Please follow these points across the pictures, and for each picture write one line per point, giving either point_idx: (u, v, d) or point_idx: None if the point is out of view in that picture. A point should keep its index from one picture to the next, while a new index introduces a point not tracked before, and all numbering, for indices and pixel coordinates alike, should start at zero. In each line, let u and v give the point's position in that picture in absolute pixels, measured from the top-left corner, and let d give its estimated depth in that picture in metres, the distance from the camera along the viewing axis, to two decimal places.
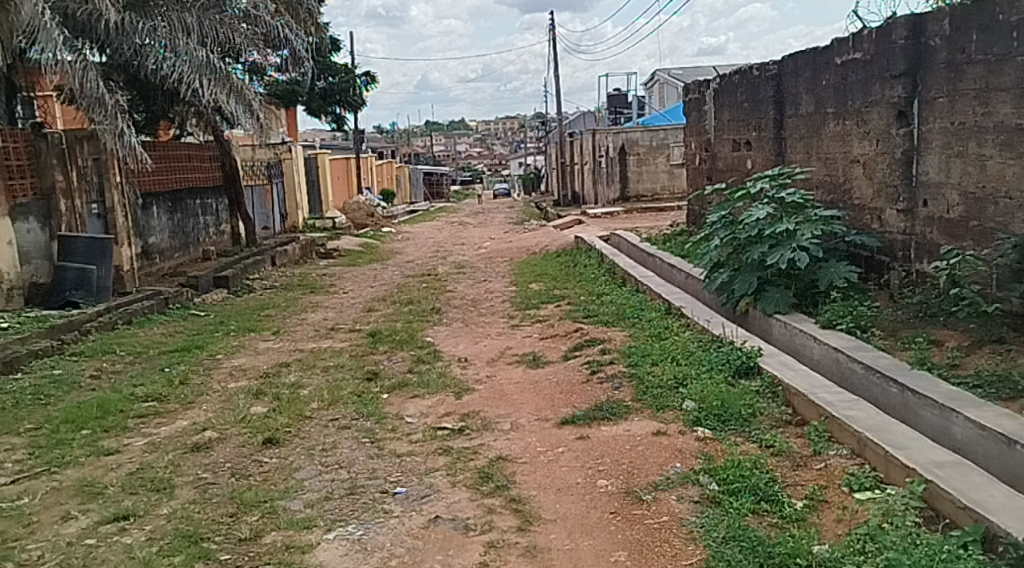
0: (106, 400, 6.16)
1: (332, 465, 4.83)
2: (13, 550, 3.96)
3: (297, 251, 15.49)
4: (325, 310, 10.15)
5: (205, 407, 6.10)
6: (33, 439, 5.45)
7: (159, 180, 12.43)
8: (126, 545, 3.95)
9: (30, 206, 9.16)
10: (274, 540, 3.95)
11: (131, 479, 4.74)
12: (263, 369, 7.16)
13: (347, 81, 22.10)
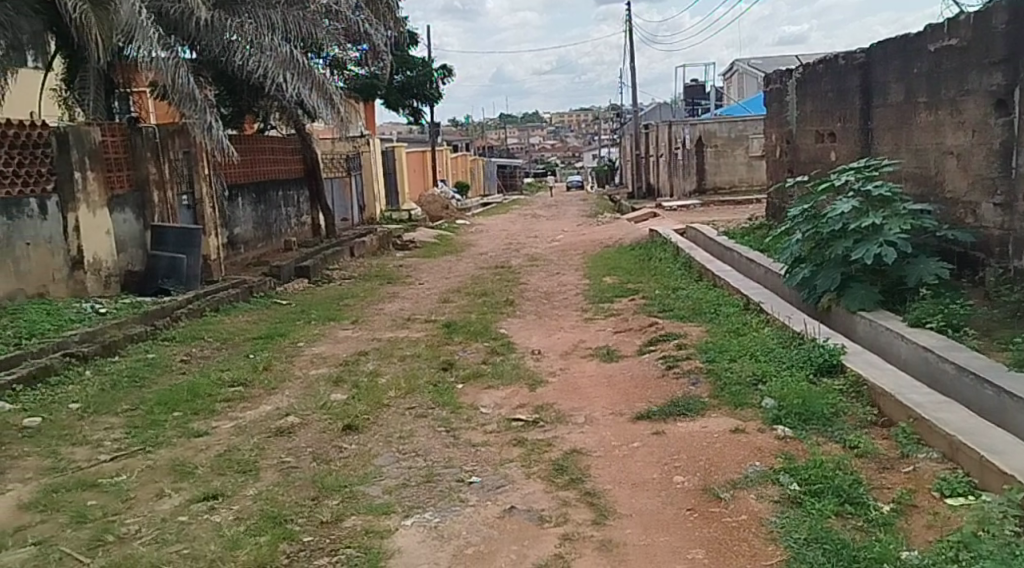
0: (196, 384, 6.41)
1: (409, 453, 4.93)
2: (112, 524, 4.15)
3: (374, 243, 15.77)
4: (401, 301, 10.32)
5: (288, 393, 6.29)
6: (129, 419, 5.71)
7: (244, 172, 12.80)
8: (215, 524, 4.11)
9: (126, 197, 9.52)
10: (354, 524, 4.06)
11: (219, 461, 4.92)
12: (342, 357, 7.33)
13: (424, 74, 22.35)
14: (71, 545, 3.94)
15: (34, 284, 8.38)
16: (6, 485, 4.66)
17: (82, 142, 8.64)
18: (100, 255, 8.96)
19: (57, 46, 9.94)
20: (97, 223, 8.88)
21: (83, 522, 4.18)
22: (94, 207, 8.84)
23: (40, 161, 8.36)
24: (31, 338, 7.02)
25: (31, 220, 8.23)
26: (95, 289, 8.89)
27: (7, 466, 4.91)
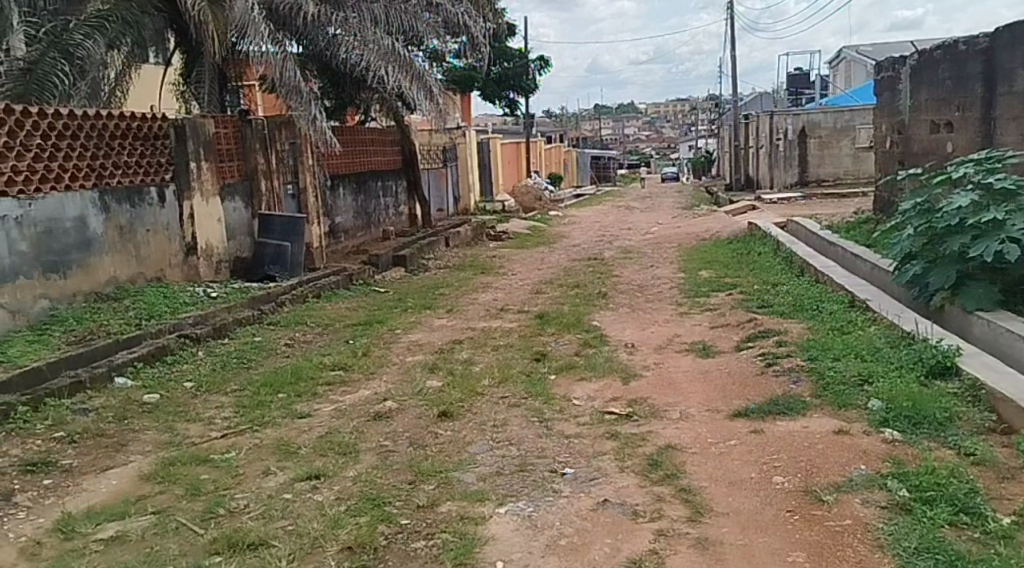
0: (299, 367, 6.63)
1: (503, 442, 4.98)
2: (223, 498, 4.34)
3: (469, 233, 15.94)
4: (495, 291, 10.40)
5: (385, 378, 6.44)
6: (238, 398, 5.95)
7: (346, 162, 13.12)
8: (318, 503, 4.25)
9: (236, 187, 9.91)
10: (449, 509, 4.13)
11: (321, 442, 5.08)
12: (437, 345, 7.45)
13: (521, 65, 22.44)
14: (186, 516, 4.14)
15: (153, 268, 8.56)
16: (127, 456, 4.92)
17: (197, 133, 9.03)
18: (212, 242, 9.34)
19: (177, 42, 10.42)
20: (209, 211, 9.27)
21: (196, 495, 4.38)
22: (207, 196, 9.23)
23: (160, 152, 8.66)
24: (149, 319, 7.39)
25: (152, 208, 8.48)
26: (207, 274, 9.28)
27: (127, 439, 5.19)
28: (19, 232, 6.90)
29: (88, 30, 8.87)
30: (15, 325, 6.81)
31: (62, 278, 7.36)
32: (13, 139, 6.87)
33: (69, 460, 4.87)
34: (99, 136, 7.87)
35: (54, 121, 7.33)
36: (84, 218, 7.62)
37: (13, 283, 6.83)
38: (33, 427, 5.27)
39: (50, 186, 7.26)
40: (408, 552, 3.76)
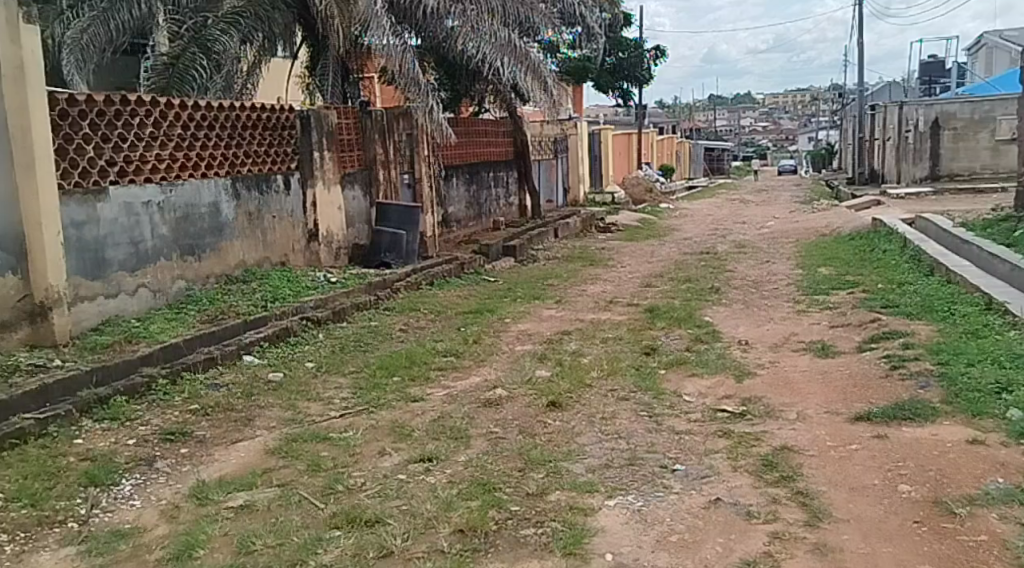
0: (413, 352, 6.79)
1: (612, 435, 4.97)
2: (342, 475, 4.49)
3: (578, 225, 15.92)
4: (605, 283, 10.34)
5: (495, 366, 6.52)
6: (355, 380, 6.14)
7: (460, 153, 13.30)
8: (431, 485, 4.35)
9: (356, 176, 10.19)
10: (559, 499, 4.14)
11: (435, 426, 5.18)
12: (547, 335, 7.48)
13: (636, 56, 22.30)
14: (308, 490, 4.31)
15: (278, 253, 8.91)
16: (254, 431, 5.16)
17: (321, 124, 9.35)
18: (332, 229, 9.65)
19: (304, 36, 10.79)
20: (330, 199, 9.59)
21: (317, 471, 4.56)
22: (328, 184, 9.55)
23: (287, 141, 9.00)
24: (273, 302, 7.69)
25: (278, 195, 8.83)
26: (326, 260, 9.60)
27: (254, 414, 5.43)
28: (160, 216, 7.30)
29: (225, 25, 9.36)
30: (155, 303, 7.22)
31: (197, 261, 7.74)
32: (156, 129, 7.27)
33: (203, 432, 5.13)
34: (233, 126, 8.22)
35: (192, 112, 7.70)
36: (217, 204, 7.99)
37: (155, 264, 7.24)
38: (171, 399, 5.59)
39: (188, 174, 7.64)
40: (519, 538, 3.78)
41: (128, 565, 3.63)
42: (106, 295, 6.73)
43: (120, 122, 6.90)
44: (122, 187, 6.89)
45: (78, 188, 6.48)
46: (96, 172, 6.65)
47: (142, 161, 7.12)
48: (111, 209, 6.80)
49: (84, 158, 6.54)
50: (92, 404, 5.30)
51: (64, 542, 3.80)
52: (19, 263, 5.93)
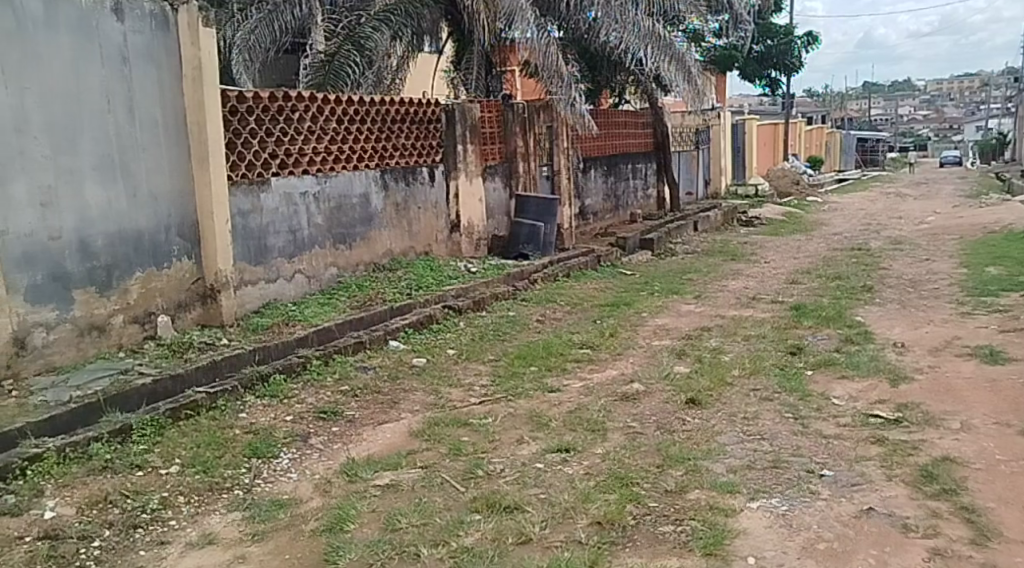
0: (550, 343, 6.88)
1: (755, 435, 4.88)
2: (482, 461, 4.62)
3: (719, 218, 15.61)
4: (747, 279, 10.11)
5: (633, 360, 6.52)
6: (494, 368, 6.30)
7: (600, 145, 13.28)
8: (569, 475, 4.41)
9: (497, 168, 10.37)
10: (699, 498, 4.12)
11: (572, 417, 5.24)
12: (686, 331, 7.40)
13: (787, 43, 21.44)
14: (450, 473, 4.47)
15: (422, 243, 9.20)
16: (399, 413, 5.37)
17: (465, 117, 9.57)
18: (473, 220, 9.88)
19: (450, 31, 11.04)
20: (471, 191, 9.82)
21: (458, 455, 4.71)
22: (470, 176, 9.78)
23: (433, 134, 9.26)
24: (417, 290, 7.96)
25: (423, 187, 9.11)
26: (467, 250, 9.85)
27: (399, 397, 5.66)
28: (316, 206, 7.68)
29: (377, 23, 9.78)
30: (310, 289, 7.63)
31: (348, 249, 8.10)
32: (314, 123, 7.64)
33: (353, 412, 5.39)
34: (384, 120, 8.53)
35: (347, 107, 8.04)
36: (367, 195, 8.33)
37: (310, 252, 7.63)
38: (324, 379, 5.90)
39: (341, 166, 7.99)
40: (657, 534, 3.79)
41: (286, 533, 3.87)
42: (267, 280, 7.15)
43: (282, 116, 7.30)
44: (282, 178, 7.29)
45: (244, 179, 6.91)
46: (260, 164, 7.07)
47: (301, 154, 7.50)
48: (273, 199, 7.20)
49: (250, 151, 6.96)
50: (254, 381, 5.66)
51: (232, 507, 4.10)
52: (193, 248, 6.46)
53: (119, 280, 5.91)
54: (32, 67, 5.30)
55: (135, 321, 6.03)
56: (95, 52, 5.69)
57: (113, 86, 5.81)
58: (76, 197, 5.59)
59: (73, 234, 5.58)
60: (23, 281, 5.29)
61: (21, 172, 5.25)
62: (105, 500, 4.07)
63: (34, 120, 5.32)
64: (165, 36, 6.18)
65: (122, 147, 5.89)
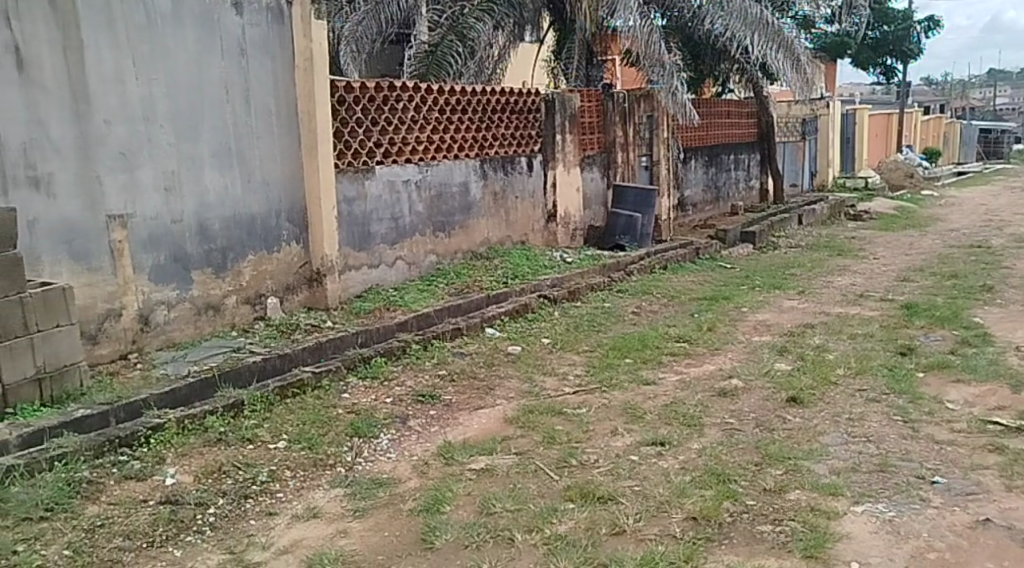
0: (646, 335, 6.85)
1: (860, 437, 4.76)
2: (576, 450, 4.65)
3: (825, 211, 15.15)
4: (854, 275, 9.80)
5: (731, 355, 6.43)
6: (589, 359, 6.31)
7: (701, 135, 13.08)
8: (664, 469, 4.40)
9: (595, 158, 10.35)
10: (800, 498, 4.05)
11: (668, 411, 5.21)
12: (788, 327, 7.24)
13: (905, 29, 20.61)
14: (543, 461, 4.51)
15: (519, 232, 9.28)
16: (495, 399, 5.45)
17: (564, 107, 9.56)
18: (570, 210, 9.89)
19: (552, 20, 11.07)
20: (569, 181, 9.83)
21: (552, 443, 4.75)
22: (568, 166, 9.78)
23: (533, 124, 9.30)
24: (513, 279, 8.04)
25: (521, 176, 9.18)
26: (563, 240, 9.86)
27: (495, 384, 5.74)
28: (417, 194, 7.83)
29: (480, 14, 9.92)
30: (409, 275, 7.79)
31: (447, 237, 8.24)
32: (417, 113, 7.77)
33: (450, 396, 5.50)
34: (485, 109, 8.60)
35: (449, 96, 8.14)
36: (467, 184, 8.44)
37: (411, 239, 7.79)
38: (423, 363, 6.04)
39: (443, 154, 8.11)
40: (755, 533, 3.75)
41: (385, 511, 3.99)
42: (370, 266, 7.35)
43: (387, 106, 7.45)
44: (386, 166, 7.46)
45: (350, 167, 7.10)
46: (365, 153, 7.25)
47: (404, 143, 7.66)
48: (376, 186, 7.37)
49: (356, 140, 7.14)
50: (357, 362, 5.83)
51: (335, 483, 4.25)
52: (301, 233, 6.69)
53: (233, 262, 6.17)
54: (160, 60, 5.58)
55: (247, 302, 6.30)
56: (216, 44, 5.94)
57: (232, 78, 6.06)
58: (196, 183, 5.87)
59: (193, 218, 5.86)
60: (148, 261, 5.61)
61: (147, 158, 5.56)
62: (220, 470, 4.27)
63: (160, 109, 5.61)
64: (280, 29, 6.39)
65: (238, 135, 6.14)
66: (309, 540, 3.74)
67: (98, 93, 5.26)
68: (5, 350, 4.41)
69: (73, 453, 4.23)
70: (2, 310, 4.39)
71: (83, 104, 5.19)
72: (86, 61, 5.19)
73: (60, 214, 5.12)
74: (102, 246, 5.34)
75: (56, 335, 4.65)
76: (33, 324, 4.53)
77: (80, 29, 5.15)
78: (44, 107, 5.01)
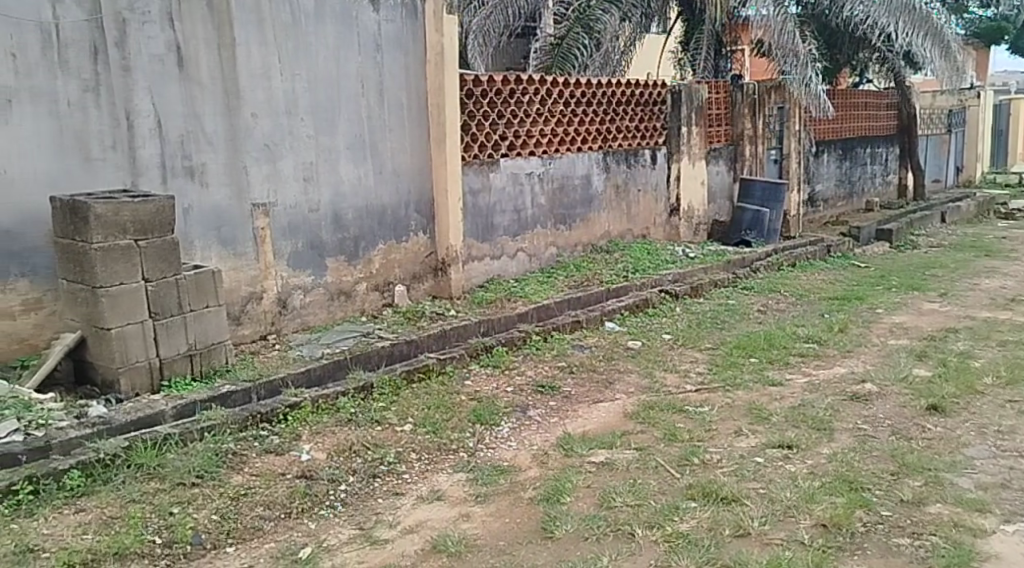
0: (773, 335, 6.65)
1: (1009, 452, 4.48)
2: (698, 449, 4.57)
3: (971, 209, 14.29)
4: (1002, 278, 9.22)
5: (865, 359, 6.16)
6: (712, 356, 6.18)
7: (834, 127, 12.59)
8: (791, 473, 4.26)
9: (722, 151, 10.11)
10: (942, 512, 3.85)
11: (795, 413, 5.05)
12: (928, 331, 6.88)
13: None
14: (664, 458, 4.45)
15: (641, 225, 9.17)
16: (614, 393, 5.43)
17: (691, 99, 9.38)
18: (694, 204, 9.70)
19: (680, 11, 10.87)
20: (694, 174, 9.64)
21: (673, 440, 4.69)
22: (693, 159, 9.59)
23: (657, 116, 9.18)
24: (635, 273, 7.96)
25: (644, 169, 9.07)
26: (686, 235, 9.67)
27: (615, 378, 5.71)
28: (540, 187, 7.85)
29: (606, 5, 9.83)
30: (530, 267, 7.84)
31: (568, 229, 8.24)
32: (542, 106, 7.78)
33: (569, 389, 5.50)
34: (610, 101, 8.54)
35: (574, 89, 8.12)
36: (589, 176, 8.41)
37: (532, 231, 7.83)
38: (543, 354, 6.07)
39: (566, 147, 8.11)
40: (890, 546, 3.59)
41: (506, 498, 4.04)
42: (492, 257, 7.43)
43: (513, 99, 7.49)
44: (510, 159, 7.52)
45: (476, 159, 7.19)
46: (491, 146, 7.32)
47: (529, 136, 7.69)
48: (500, 178, 7.43)
49: (482, 133, 7.22)
50: (480, 351, 5.91)
51: (457, 468, 4.33)
52: (428, 223, 6.82)
53: (364, 251, 6.36)
54: (303, 56, 5.80)
55: (376, 289, 6.48)
56: (354, 40, 6.12)
57: (367, 72, 6.23)
58: (332, 173, 6.07)
59: (329, 207, 6.07)
60: (287, 249, 5.85)
61: (289, 150, 5.78)
62: (351, 449, 4.42)
63: (302, 103, 5.83)
64: (414, 24, 6.52)
65: (372, 128, 6.32)
66: (432, 522, 3.82)
67: (247, 88, 5.51)
68: (162, 327, 4.69)
69: (220, 426, 4.46)
70: (160, 290, 4.67)
71: (234, 99, 5.45)
72: (238, 57, 5.45)
73: (211, 202, 5.41)
74: (247, 232, 5.60)
75: (207, 315, 4.91)
76: (186, 304, 4.80)
77: (233, 27, 5.41)
78: (200, 101, 5.29)
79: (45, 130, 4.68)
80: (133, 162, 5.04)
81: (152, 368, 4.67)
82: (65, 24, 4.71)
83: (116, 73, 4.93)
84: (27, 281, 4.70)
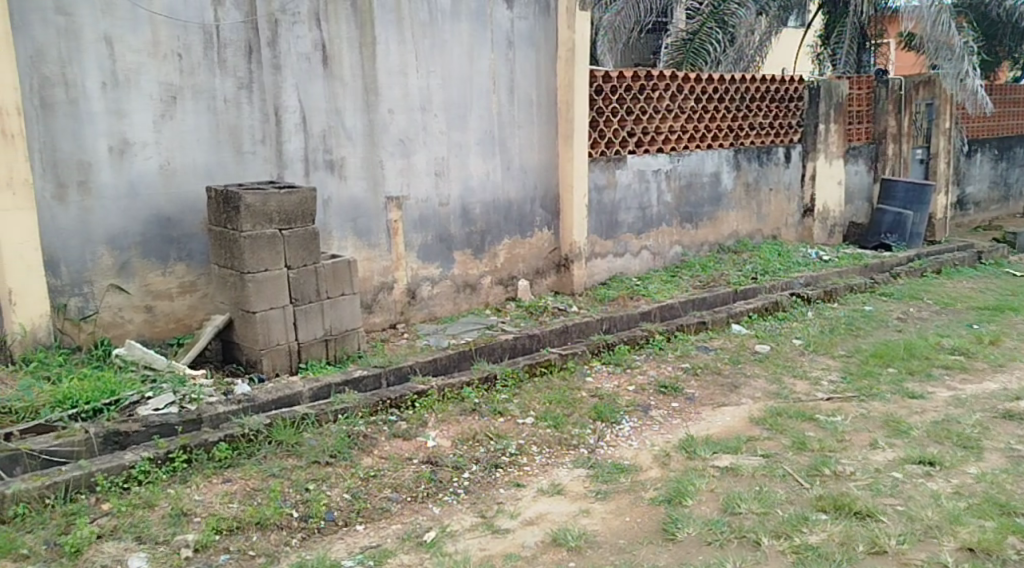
0: (914, 344, 6.32)
1: None
2: (830, 459, 4.39)
3: None
4: None
5: (1018, 374, 5.78)
6: (846, 364, 5.95)
7: (989, 125, 11.83)
8: (932, 491, 4.05)
9: (862, 149, 9.68)
10: None
11: (937, 429, 4.78)
12: None
13: None
14: (793, 467, 4.30)
15: (771, 226, 8.90)
16: (740, 398, 5.29)
17: (831, 95, 9.01)
18: (829, 204, 9.33)
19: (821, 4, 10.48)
20: (831, 174, 9.27)
21: (802, 449, 4.52)
22: (831, 158, 9.22)
23: (793, 113, 8.88)
24: (764, 275, 7.75)
25: (777, 167, 8.79)
26: (820, 236, 9.32)
27: (741, 382, 5.56)
28: (667, 184, 7.74)
29: None
30: (654, 265, 7.74)
31: (695, 228, 8.09)
32: (673, 102, 7.67)
33: (693, 390, 5.40)
34: (744, 98, 8.32)
35: (707, 85, 7.94)
36: (719, 174, 8.22)
37: (657, 228, 7.73)
38: (666, 354, 5.98)
39: (695, 145, 7.96)
40: None
41: (627, 497, 4.00)
42: (615, 254, 7.37)
43: (643, 95, 7.40)
44: (638, 156, 7.44)
45: (603, 156, 7.14)
46: (618, 142, 7.27)
47: (658, 132, 7.59)
48: (627, 176, 7.36)
49: (610, 130, 7.17)
50: (602, 348, 5.88)
51: (578, 464, 4.32)
52: (553, 219, 6.83)
53: (490, 245, 6.43)
54: (438, 54, 5.90)
55: (501, 283, 6.54)
56: (487, 38, 6.18)
57: (499, 69, 6.28)
58: (462, 169, 6.17)
59: (458, 201, 6.17)
60: (417, 241, 5.98)
61: (422, 145, 5.91)
62: (474, 438, 4.48)
63: (436, 100, 5.94)
64: (546, 21, 6.53)
65: (502, 125, 6.38)
66: (553, 516, 3.82)
67: (385, 85, 5.66)
68: (301, 312, 4.88)
69: (352, 409, 4.60)
70: (300, 277, 4.86)
71: (373, 95, 5.61)
72: (378, 56, 5.60)
73: (348, 194, 5.59)
74: (380, 224, 5.76)
75: (342, 302, 5.07)
76: (324, 291, 4.97)
77: (375, 26, 5.56)
78: (341, 98, 5.46)
79: (203, 125, 4.95)
80: (278, 155, 5.27)
81: (290, 351, 4.87)
82: (225, 26, 4.97)
83: (267, 71, 5.15)
84: (183, 266, 4.98)
